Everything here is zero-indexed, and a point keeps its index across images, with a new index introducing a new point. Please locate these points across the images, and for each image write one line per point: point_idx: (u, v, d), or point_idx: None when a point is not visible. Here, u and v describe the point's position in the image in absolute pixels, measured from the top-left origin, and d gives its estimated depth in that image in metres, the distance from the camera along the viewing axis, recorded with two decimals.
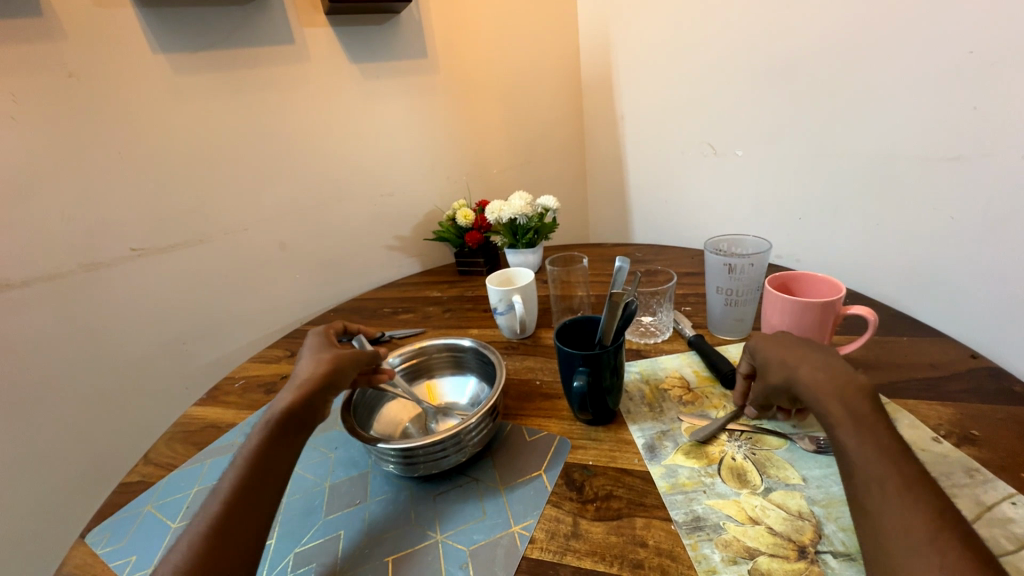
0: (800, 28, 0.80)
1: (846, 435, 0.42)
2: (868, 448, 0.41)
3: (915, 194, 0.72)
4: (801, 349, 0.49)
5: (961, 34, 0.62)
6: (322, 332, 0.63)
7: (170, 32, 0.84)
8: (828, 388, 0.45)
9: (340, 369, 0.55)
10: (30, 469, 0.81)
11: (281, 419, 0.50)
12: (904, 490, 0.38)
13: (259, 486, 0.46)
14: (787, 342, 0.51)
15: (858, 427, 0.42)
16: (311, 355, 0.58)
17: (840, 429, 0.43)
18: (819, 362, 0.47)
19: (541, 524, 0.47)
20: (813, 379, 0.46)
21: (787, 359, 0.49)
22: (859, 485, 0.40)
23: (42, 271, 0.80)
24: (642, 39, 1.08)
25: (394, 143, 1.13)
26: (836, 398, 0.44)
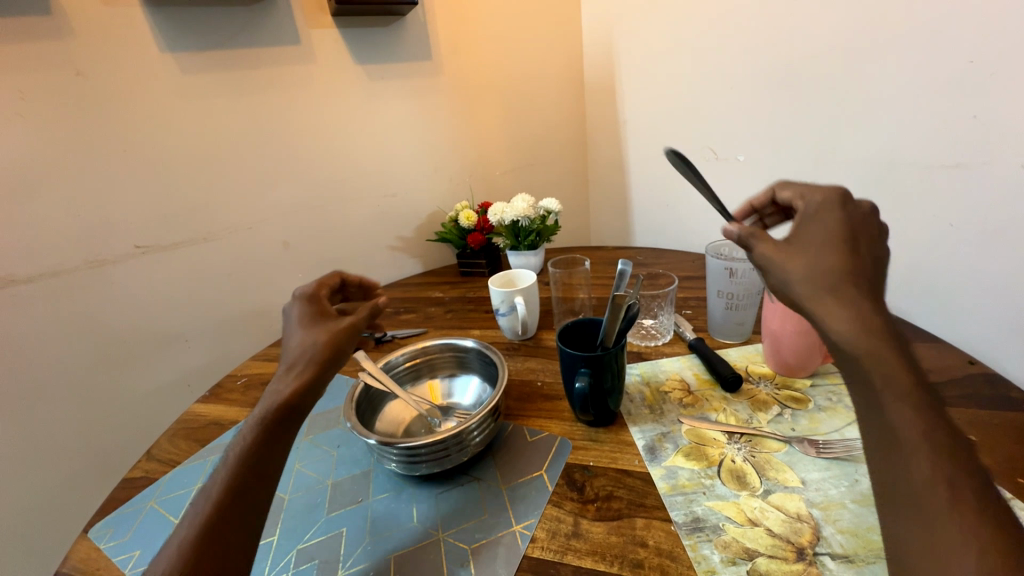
0: (801, 36, 0.81)
1: (902, 409, 0.33)
2: (930, 427, 0.32)
3: (916, 201, 0.72)
4: (867, 247, 0.40)
5: (961, 45, 0.63)
6: (309, 295, 0.57)
7: (178, 32, 0.84)
8: (868, 335, 0.35)
9: (339, 354, 0.52)
10: (31, 463, 0.81)
11: (276, 413, 0.47)
12: (972, 491, 0.31)
13: (254, 485, 0.44)
14: (853, 229, 0.40)
15: (916, 397, 0.33)
16: (302, 329, 0.53)
17: (896, 400, 0.33)
18: (868, 278, 0.38)
19: (542, 524, 0.48)
20: (858, 312, 0.36)
21: (812, 269, 0.39)
22: (920, 481, 0.32)
23: (47, 267, 0.80)
24: (645, 44, 1.09)
25: (398, 144, 1.13)
26: (883, 350, 0.35)
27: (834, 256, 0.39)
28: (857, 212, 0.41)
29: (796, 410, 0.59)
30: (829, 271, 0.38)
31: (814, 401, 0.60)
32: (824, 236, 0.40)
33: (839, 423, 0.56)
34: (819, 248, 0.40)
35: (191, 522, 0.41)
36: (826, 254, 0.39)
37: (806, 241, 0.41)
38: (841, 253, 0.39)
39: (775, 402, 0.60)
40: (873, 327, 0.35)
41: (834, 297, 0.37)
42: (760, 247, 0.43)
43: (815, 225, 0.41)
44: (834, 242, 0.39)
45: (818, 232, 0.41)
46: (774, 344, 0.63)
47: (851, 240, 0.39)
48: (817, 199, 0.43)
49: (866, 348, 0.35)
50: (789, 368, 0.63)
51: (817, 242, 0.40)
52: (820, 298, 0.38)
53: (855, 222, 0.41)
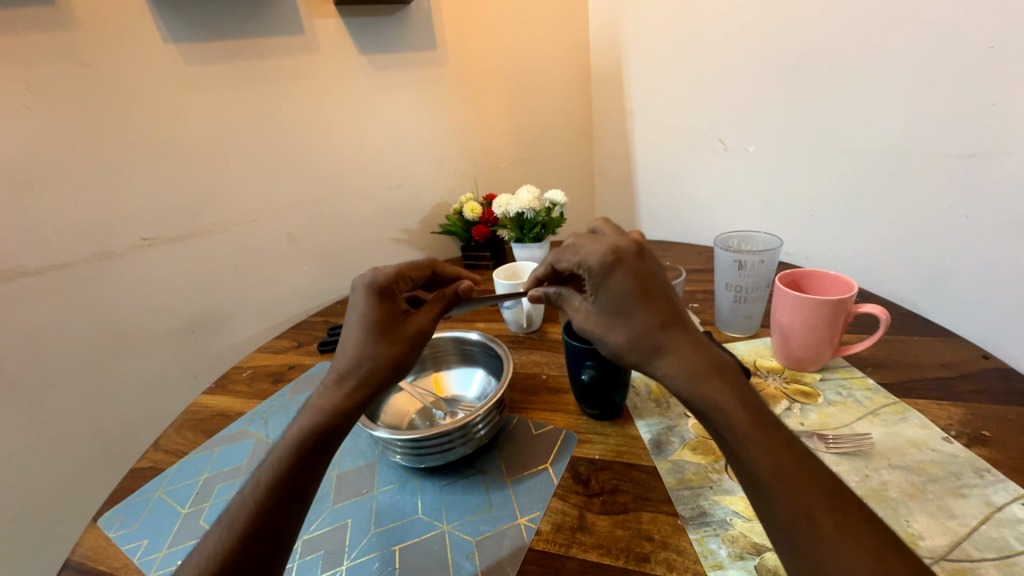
0: (814, 21, 0.79)
1: (754, 454, 0.36)
2: (779, 463, 0.36)
3: (931, 192, 0.71)
4: (659, 287, 0.43)
5: (980, 29, 0.61)
6: (382, 288, 0.49)
7: (180, 20, 0.83)
8: (703, 383, 0.39)
9: (395, 368, 0.49)
10: (41, 453, 0.83)
11: (318, 432, 0.44)
12: (832, 516, 0.34)
13: (283, 510, 0.41)
14: (646, 277, 0.43)
15: (761, 437, 0.37)
16: (360, 334, 0.48)
17: (748, 446, 0.37)
18: (670, 321, 0.42)
19: (547, 517, 0.48)
20: (684, 362, 0.40)
21: (635, 337, 0.42)
22: (787, 521, 0.34)
23: (54, 259, 0.80)
24: (652, 32, 1.07)
25: (402, 135, 1.12)
26: (719, 393, 0.38)
27: (643, 317, 0.42)
28: (631, 257, 0.43)
29: (806, 404, 0.58)
30: (643, 333, 0.42)
31: (823, 395, 0.59)
32: (625, 298, 0.42)
33: (849, 417, 0.55)
34: (629, 317, 0.42)
35: (216, 553, 0.38)
36: (635, 317, 0.42)
37: (612, 310, 0.43)
38: (649, 307, 0.42)
39: (783, 396, 0.59)
40: (701, 375, 0.39)
41: (660, 355, 0.41)
42: (579, 319, 0.46)
43: (611, 290, 0.42)
44: (634, 300, 0.42)
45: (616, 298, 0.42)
46: (782, 337, 0.62)
47: (648, 291, 0.42)
48: (591, 261, 0.43)
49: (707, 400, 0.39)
50: (798, 361, 0.63)
51: (620, 308, 0.42)
52: (651, 359, 0.41)
53: (637, 263, 0.43)
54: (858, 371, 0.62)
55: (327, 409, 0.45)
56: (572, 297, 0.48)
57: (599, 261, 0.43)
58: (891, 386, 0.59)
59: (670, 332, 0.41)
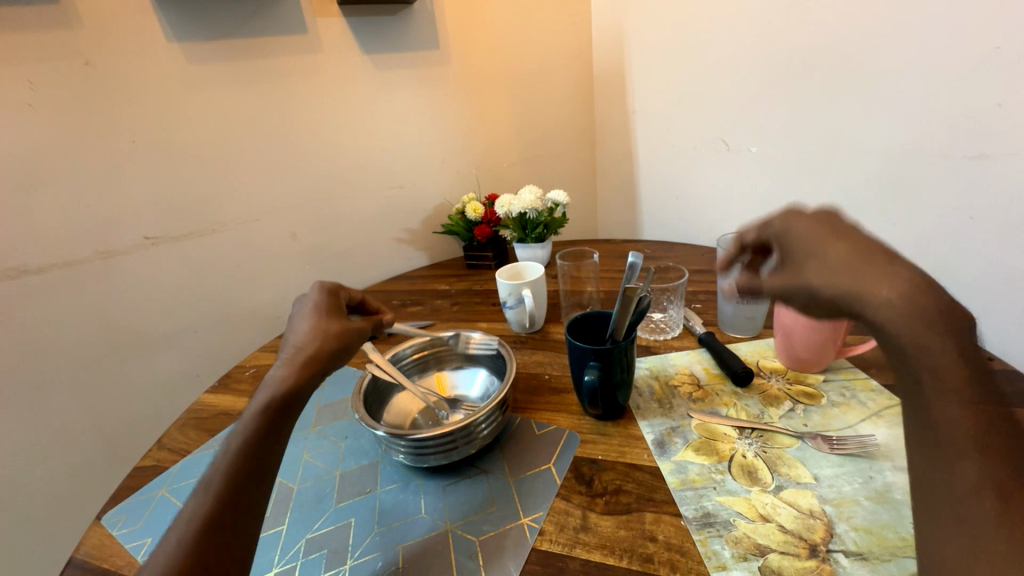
0: (818, 21, 0.79)
1: (953, 410, 0.31)
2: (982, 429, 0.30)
3: (934, 194, 0.70)
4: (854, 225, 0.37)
5: (984, 30, 0.61)
6: (329, 290, 0.62)
7: (184, 20, 0.84)
8: (914, 321, 0.31)
9: (341, 344, 0.56)
10: (43, 450, 0.83)
11: (279, 401, 0.48)
12: (1022, 497, 0.29)
13: (256, 471, 0.44)
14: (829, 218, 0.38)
15: (971, 396, 0.30)
16: (311, 317, 0.57)
17: (948, 399, 0.31)
18: (875, 249, 0.34)
19: (550, 517, 0.48)
20: (902, 292, 0.31)
21: (826, 266, 0.35)
22: (968, 487, 0.30)
23: (58, 257, 0.81)
24: (656, 33, 1.07)
25: (405, 135, 1.12)
26: (931, 335, 0.31)
27: (838, 251, 0.35)
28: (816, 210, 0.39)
29: (809, 405, 0.58)
30: (847, 263, 0.34)
31: (826, 396, 0.59)
32: (812, 237, 0.37)
33: (853, 419, 0.55)
34: (824, 245, 0.36)
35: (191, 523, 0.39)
36: (831, 246, 0.35)
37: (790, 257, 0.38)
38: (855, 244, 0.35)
39: (786, 398, 0.59)
40: (919, 313, 0.31)
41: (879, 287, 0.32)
42: (803, 272, 0.36)
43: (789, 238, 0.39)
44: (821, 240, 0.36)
45: (804, 234, 0.38)
46: (786, 338, 0.62)
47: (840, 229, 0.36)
48: (772, 221, 0.42)
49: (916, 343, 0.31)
50: (801, 362, 0.62)
51: (811, 242, 0.37)
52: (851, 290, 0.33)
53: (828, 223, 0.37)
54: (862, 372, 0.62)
55: (287, 376, 0.50)
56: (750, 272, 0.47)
57: (781, 220, 0.41)
58: None
59: (898, 260, 0.33)
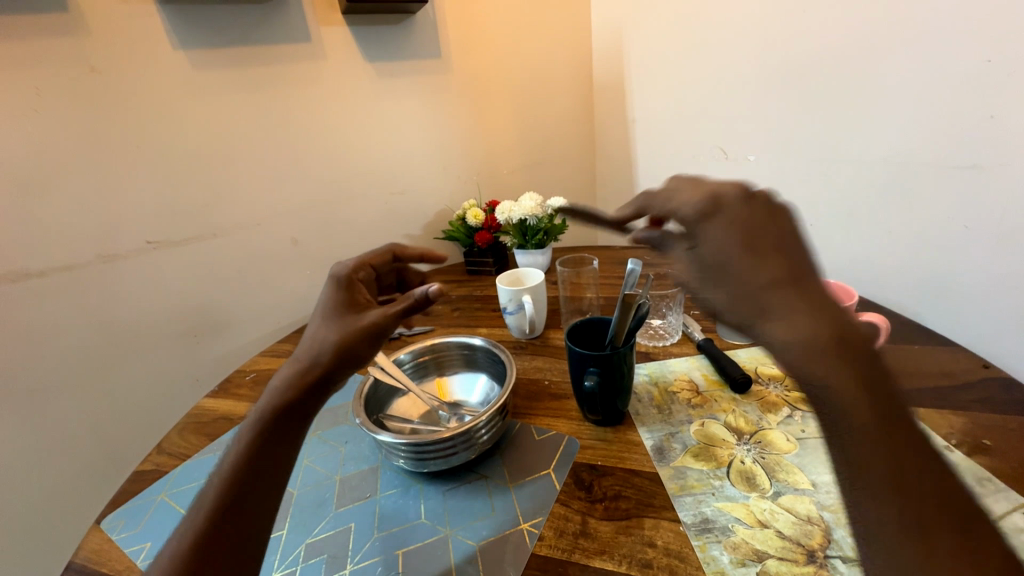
0: (813, 34, 0.80)
1: (865, 444, 0.30)
2: (895, 463, 0.30)
3: (928, 204, 0.71)
4: (779, 246, 0.34)
5: (975, 44, 0.62)
6: (345, 280, 0.55)
7: (190, 29, 0.85)
8: (823, 365, 0.30)
9: (356, 349, 0.49)
10: (40, 455, 0.82)
11: (274, 417, 0.47)
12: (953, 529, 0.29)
13: (249, 486, 0.44)
14: (751, 225, 0.35)
15: (875, 427, 0.30)
16: (322, 321, 0.51)
17: (859, 437, 0.30)
18: (786, 281, 0.32)
19: (550, 522, 0.48)
20: (797, 334, 0.31)
21: (735, 276, 0.34)
22: (891, 528, 0.30)
23: (60, 261, 0.81)
24: (655, 45, 1.09)
25: (406, 142, 1.14)
26: (833, 374, 0.30)
27: (746, 273, 0.33)
28: (737, 212, 0.36)
29: (807, 412, 0.58)
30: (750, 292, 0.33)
31: None
32: (724, 253, 0.34)
33: None
34: (739, 267, 0.34)
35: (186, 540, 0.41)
36: (738, 275, 0.34)
37: (706, 264, 0.35)
38: (758, 261, 0.33)
39: (785, 404, 0.60)
40: (820, 354, 0.31)
41: (766, 319, 0.32)
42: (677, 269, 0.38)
43: (708, 242, 0.35)
44: (736, 255, 0.34)
45: (718, 250, 0.35)
46: None
47: (754, 244, 0.34)
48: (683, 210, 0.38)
49: (820, 380, 0.31)
50: None
51: (730, 262, 0.34)
52: (755, 324, 0.33)
53: (770, 210, 0.36)
54: None
55: (285, 391, 0.48)
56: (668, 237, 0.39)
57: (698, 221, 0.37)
58: None
59: (802, 288, 0.32)
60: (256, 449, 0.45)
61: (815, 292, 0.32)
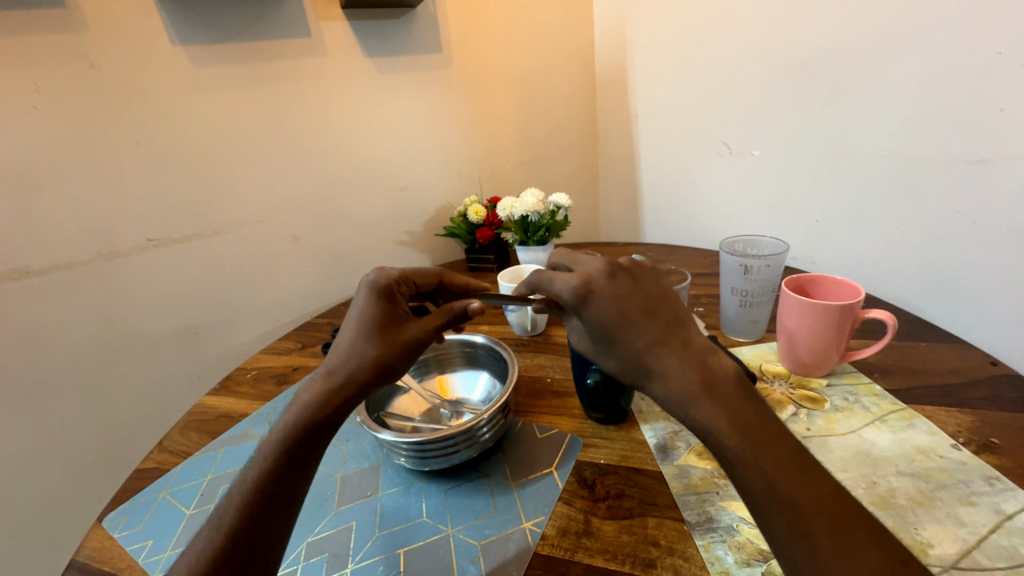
0: (818, 26, 0.79)
1: (751, 471, 0.35)
2: (773, 482, 0.34)
3: (936, 200, 0.70)
4: (651, 305, 0.39)
5: (983, 35, 0.61)
6: (381, 290, 0.51)
7: (188, 24, 0.84)
8: (700, 405, 0.36)
9: (391, 365, 0.49)
10: (42, 453, 0.83)
11: (300, 433, 0.45)
12: (832, 530, 0.33)
13: (276, 503, 0.42)
14: (628, 294, 0.40)
15: (753, 453, 0.35)
16: (354, 335, 0.49)
17: (741, 466, 0.35)
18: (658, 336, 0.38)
19: (553, 521, 0.47)
20: (678, 385, 0.37)
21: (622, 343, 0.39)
22: (787, 543, 0.33)
23: (61, 259, 0.81)
24: (658, 38, 1.08)
25: (407, 138, 1.13)
26: (709, 412, 0.36)
27: (629, 341, 0.39)
28: (606, 285, 0.40)
29: (812, 410, 0.57)
30: (635, 356, 0.39)
31: (830, 401, 0.59)
32: (608, 324, 0.39)
33: (857, 423, 0.54)
34: (623, 335, 0.39)
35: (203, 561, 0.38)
36: (623, 341, 0.39)
37: (598, 335, 0.41)
38: (636, 326, 0.39)
39: (790, 401, 0.59)
40: (693, 395, 0.37)
41: (652, 377, 0.38)
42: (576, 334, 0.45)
43: (593, 316, 0.40)
44: (617, 325, 0.39)
45: (605, 319, 0.40)
46: (788, 342, 0.62)
47: (630, 313, 0.39)
48: (564, 293, 0.41)
49: (700, 422, 0.36)
50: (804, 367, 0.62)
51: (614, 331, 0.39)
52: (644, 380, 0.39)
53: (632, 278, 0.41)
54: (866, 377, 0.62)
55: (315, 407, 0.46)
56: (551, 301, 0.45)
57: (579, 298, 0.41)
58: (899, 392, 0.59)
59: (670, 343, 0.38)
60: (277, 465, 0.43)
61: (682, 342, 0.38)
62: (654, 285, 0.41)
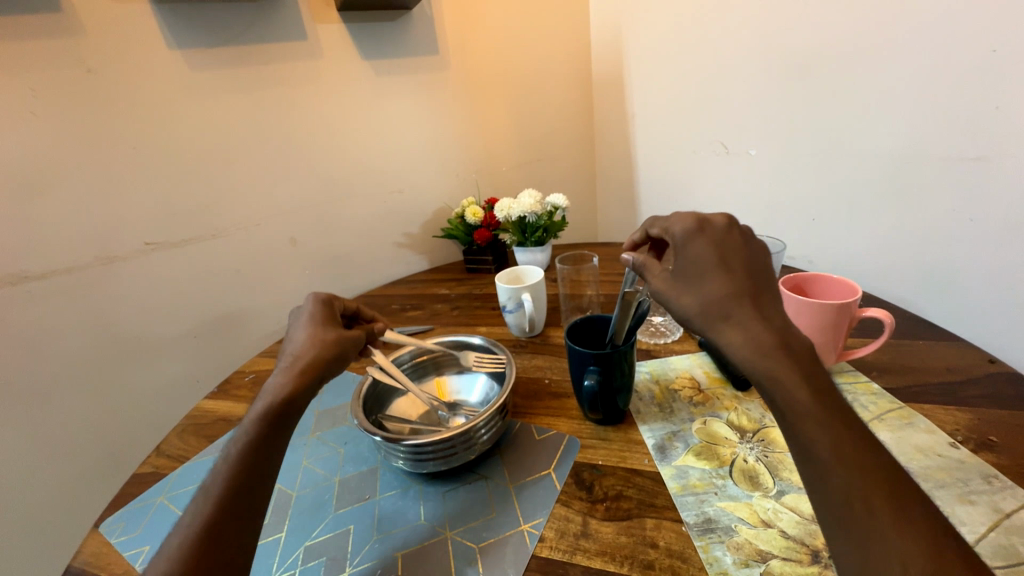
0: (814, 26, 0.79)
1: (814, 430, 0.35)
2: (840, 446, 0.34)
3: (933, 198, 0.70)
4: (741, 261, 0.41)
5: (978, 33, 0.61)
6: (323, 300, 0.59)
7: (185, 28, 0.84)
8: (771, 361, 0.36)
9: (338, 351, 0.54)
10: (42, 457, 0.82)
11: (276, 409, 0.47)
12: (892, 501, 0.32)
13: (253, 480, 0.44)
14: (725, 245, 0.41)
15: (823, 415, 0.35)
16: (308, 328, 0.55)
17: (809, 424, 0.35)
18: (746, 292, 0.39)
19: (550, 523, 0.47)
20: (751, 336, 0.37)
21: (701, 284, 0.40)
22: (840, 503, 0.33)
23: (58, 264, 0.81)
24: (654, 38, 1.08)
25: (404, 140, 1.13)
26: (781, 365, 0.36)
27: (715, 283, 0.39)
28: (717, 231, 0.42)
29: None
30: (714, 300, 0.39)
31: None
32: (702, 265, 0.40)
33: None
34: (705, 278, 0.40)
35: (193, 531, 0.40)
36: (706, 283, 0.40)
37: (686, 273, 0.41)
38: (724, 274, 0.40)
39: None
40: (767, 349, 0.37)
41: (726, 325, 0.38)
42: (651, 278, 0.44)
43: (690, 253, 0.41)
44: (709, 268, 0.40)
45: (694, 261, 0.41)
46: None
47: (726, 260, 0.40)
48: (676, 227, 0.43)
49: (768, 375, 0.36)
50: None
51: (697, 271, 0.41)
52: (716, 327, 0.39)
53: (745, 239, 0.42)
54: (863, 376, 0.62)
55: (283, 387, 0.49)
56: (653, 263, 0.45)
57: (684, 236, 0.42)
58: (897, 391, 0.59)
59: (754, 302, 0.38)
60: (261, 440, 0.46)
61: (764, 303, 0.39)
62: (756, 252, 0.42)
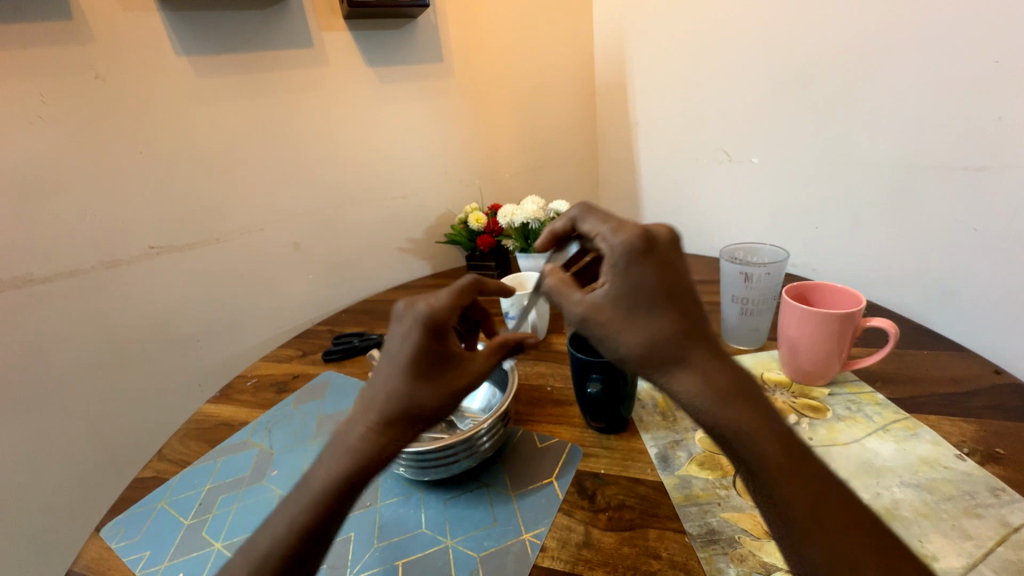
0: (816, 36, 0.80)
1: (786, 488, 0.34)
2: (811, 500, 0.34)
3: (937, 207, 0.70)
4: (683, 287, 0.39)
5: (983, 44, 0.61)
6: (437, 330, 0.43)
7: (193, 34, 0.85)
8: (736, 414, 0.36)
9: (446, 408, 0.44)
10: (43, 460, 0.83)
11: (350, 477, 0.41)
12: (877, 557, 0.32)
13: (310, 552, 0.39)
14: (671, 275, 0.39)
15: (792, 470, 0.34)
16: (410, 377, 0.42)
17: (779, 479, 0.34)
18: (705, 332, 0.38)
19: (552, 533, 0.47)
20: (707, 381, 0.37)
21: (643, 318, 0.38)
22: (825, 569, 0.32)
23: (64, 268, 0.81)
24: (657, 47, 1.09)
25: (408, 146, 1.13)
26: (746, 414, 0.36)
27: (665, 319, 0.38)
28: (659, 251, 0.39)
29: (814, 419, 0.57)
30: (663, 340, 0.37)
31: (833, 410, 0.58)
32: (650, 296, 0.38)
33: (860, 432, 0.54)
34: (653, 315, 0.38)
35: None
36: (656, 321, 0.38)
37: (631, 306, 0.38)
38: (673, 310, 0.38)
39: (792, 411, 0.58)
40: (725, 397, 0.36)
41: (683, 369, 0.37)
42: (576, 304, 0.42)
43: (633, 283, 0.38)
44: (658, 300, 0.38)
45: (637, 292, 0.38)
46: (791, 351, 0.61)
47: (672, 292, 0.38)
48: (618, 244, 0.40)
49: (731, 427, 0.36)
50: (808, 375, 0.61)
51: (644, 304, 0.38)
52: (671, 373, 0.37)
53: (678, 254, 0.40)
54: (869, 386, 0.61)
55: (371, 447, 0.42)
56: (570, 290, 0.43)
57: (623, 259, 0.39)
58: (902, 401, 0.58)
59: (712, 346, 0.38)
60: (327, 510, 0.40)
61: (720, 347, 0.38)
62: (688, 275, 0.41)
